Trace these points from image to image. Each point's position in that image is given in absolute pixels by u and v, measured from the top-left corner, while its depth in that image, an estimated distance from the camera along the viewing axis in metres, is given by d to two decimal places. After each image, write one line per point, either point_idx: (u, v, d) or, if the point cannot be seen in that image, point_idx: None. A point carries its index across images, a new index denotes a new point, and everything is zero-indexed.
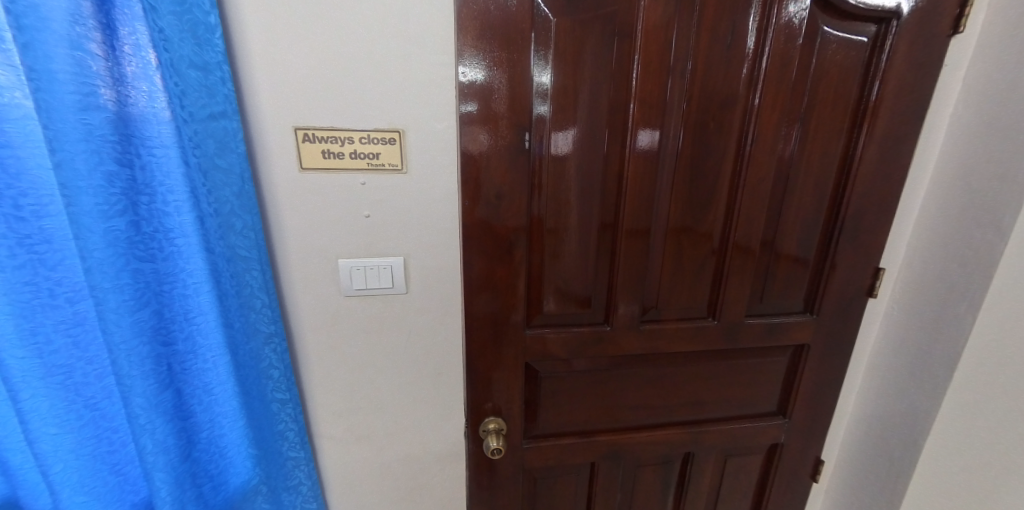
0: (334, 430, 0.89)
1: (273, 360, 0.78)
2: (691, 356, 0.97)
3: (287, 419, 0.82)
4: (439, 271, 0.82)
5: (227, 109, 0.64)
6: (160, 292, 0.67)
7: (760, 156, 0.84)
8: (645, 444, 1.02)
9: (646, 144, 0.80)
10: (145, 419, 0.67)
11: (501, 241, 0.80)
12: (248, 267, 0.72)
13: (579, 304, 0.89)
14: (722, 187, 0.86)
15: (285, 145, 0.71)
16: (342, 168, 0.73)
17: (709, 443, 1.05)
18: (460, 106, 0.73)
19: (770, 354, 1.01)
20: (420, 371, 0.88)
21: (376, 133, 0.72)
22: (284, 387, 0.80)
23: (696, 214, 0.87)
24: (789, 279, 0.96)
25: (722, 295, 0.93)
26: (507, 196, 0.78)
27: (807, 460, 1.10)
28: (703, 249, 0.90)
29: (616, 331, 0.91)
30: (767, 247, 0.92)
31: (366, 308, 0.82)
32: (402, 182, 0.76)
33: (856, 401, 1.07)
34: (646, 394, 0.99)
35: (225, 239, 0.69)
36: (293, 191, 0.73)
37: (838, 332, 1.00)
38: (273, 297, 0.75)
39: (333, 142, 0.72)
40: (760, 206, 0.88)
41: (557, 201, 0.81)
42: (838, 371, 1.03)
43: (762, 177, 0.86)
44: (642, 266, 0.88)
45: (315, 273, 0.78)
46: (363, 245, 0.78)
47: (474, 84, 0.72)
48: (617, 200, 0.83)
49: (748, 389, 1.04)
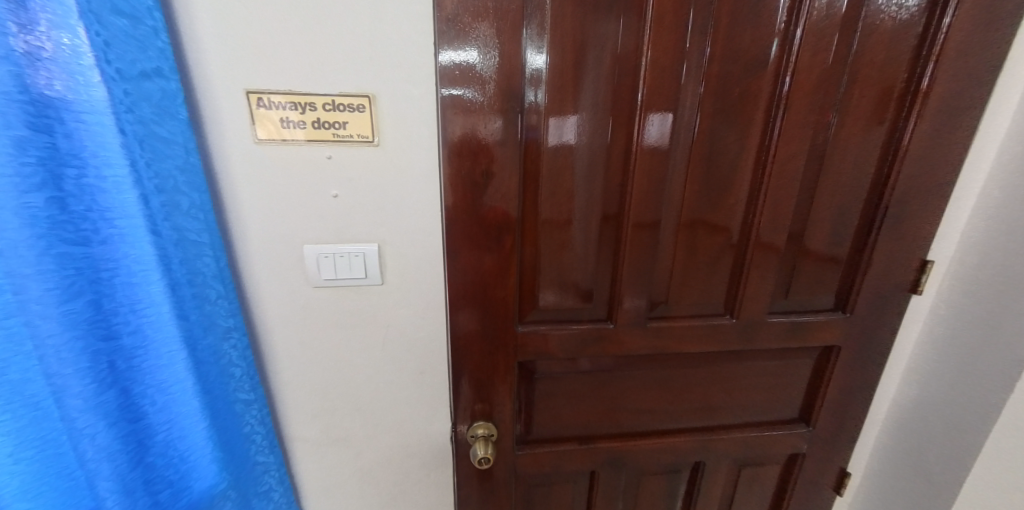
0: (308, 433, 0.81)
1: (234, 357, 0.71)
2: (704, 357, 0.87)
3: (253, 421, 0.75)
4: (419, 260, 0.73)
5: (162, 66, 0.56)
6: (96, 280, 0.58)
7: (790, 131, 0.73)
8: (651, 451, 0.93)
9: (654, 137, 0.70)
10: (83, 422, 0.59)
11: (489, 228, 0.71)
12: (200, 253, 0.64)
13: (578, 299, 0.79)
14: (746, 168, 0.75)
15: (237, 111, 0.62)
16: (306, 140, 0.64)
17: (721, 452, 0.95)
18: (445, 88, 0.63)
19: (793, 356, 0.90)
20: (400, 370, 0.79)
21: (343, 99, 0.63)
22: (248, 387, 0.73)
23: (714, 199, 0.76)
24: (818, 274, 0.84)
25: (744, 291, 0.82)
26: (496, 176, 0.68)
27: (830, 471, 1.00)
28: (719, 240, 0.79)
29: (620, 328, 0.81)
30: (794, 237, 0.81)
31: (337, 300, 0.73)
32: (374, 157, 0.66)
33: (890, 409, 0.96)
34: (652, 398, 0.89)
35: (171, 220, 0.61)
36: (250, 167, 0.64)
37: (873, 332, 0.88)
38: (230, 287, 0.68)
39: (294, 110, 0.62)
40: (790, 190, 0.76)
41: (554, 183, 0.71)
42: (871, 377, 0.92)
43: (794, 155, 0.74)
44: (651, 258, 0.78)
45: (279, 259, 0.69)
46: (332, 230, 0.69)
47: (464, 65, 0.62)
48: (623, 182, 0.73)
49: (766, 395, 0.93)
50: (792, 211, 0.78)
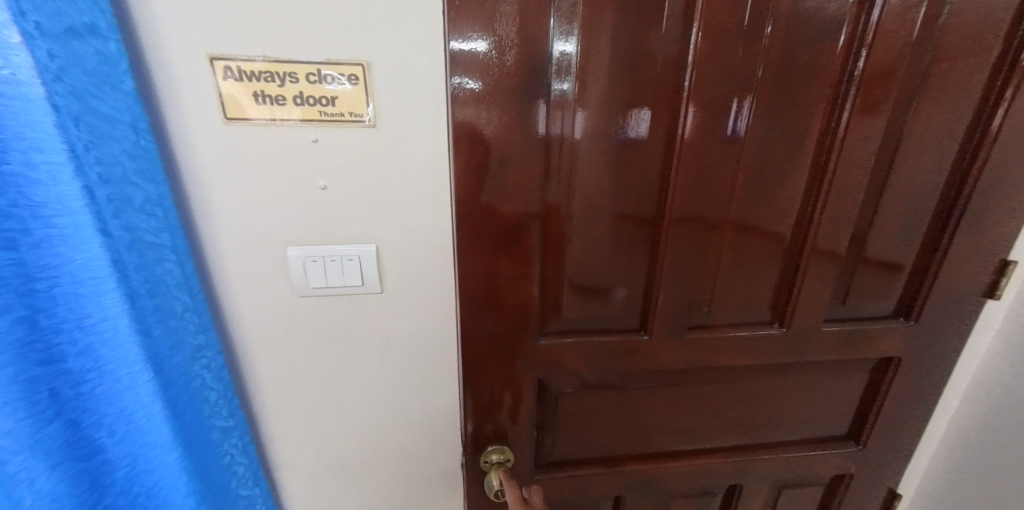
0: (298, 460, 0.71)
1: (208, 378, 0.60)
2: (747, 371, 0.76)
3: (233, 450, 0.65)
4: (424, 264, 0.62)
5: (99, 22, 0.44)
6: (27, 290, 0.44)
7: (866, 109, 0.62)
8: (682, 474, 0.82)
9: (693, 125, 0.60)
10: (18, 467, 0.45)
11: (507, 224, 0.60)
12: (160, 258, 0.53)
13: (607, 307, 0.68)
14: (807, 151, 0.64)
15: (199, 83, 0.50)
16: (286, 120, 0.52)
17: (760, 473, 0.85)
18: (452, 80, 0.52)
19: (846, 368, 0.80)
20: (402, 389, 0.69)
21: (330, 68, 0.51)
22: (226, 412, 0.63)
23: (772, 191, 0.65)
24: (882, 276, 0.73)
25: (798, 297, 0.72)
26: (516, 163, 0.57)
27: (877, 492, 0.91)
28: (771, 237, 0.68)
29: (655, 341, 0.70)
30: (859, 234, 0.70)
31: (328, 311, 0.62)
32: (369, 141, 0.54)
33: (949, 424, 0.86)
34: (688, 417, 0.78)
35: (121, 217, 0.49)
36: (219, 153, 0.53)
37: (937, 342, 0.78)
38: (199, 296, 0.58)
39: (269, 82, 0.50)
40: (859, 180, 0.66)
41: (586, 171, 0.60)
42: (931, 391, 0.82)
43: (866, 139, 0.64)
44: (694, 260, 0.67)
45: (257, 263, 0.58)
46: (320, 230, 0.57)
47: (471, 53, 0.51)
48: (663, 170, 0.63)
49: (813, 411, 0.83)
50: (858, 204, 0.67)
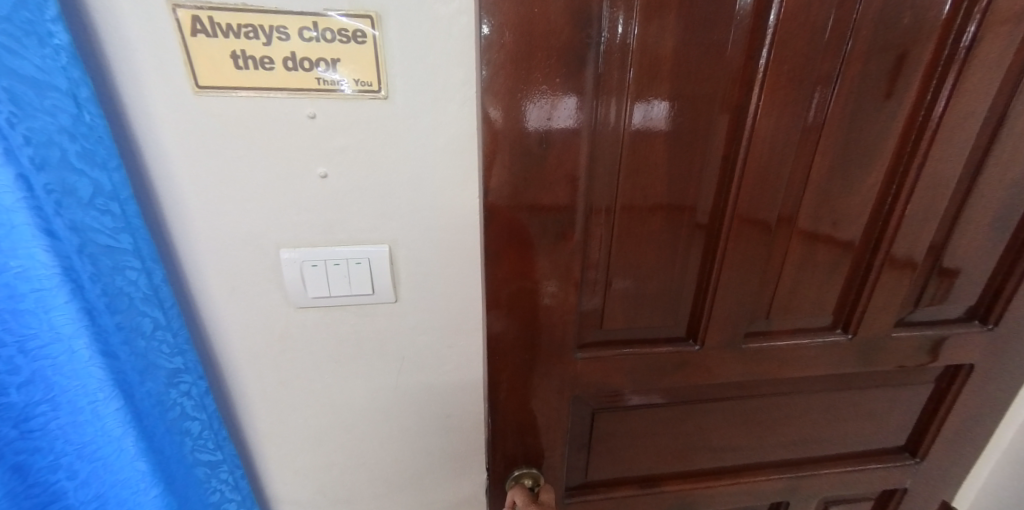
0: (299, 492, 0.62)
1: (188, 406, 0.50)
2: (807, 382, 0.67)
3: (222, 487, 0.55)
4: (446, 268, 0.52)
5: None
6: None
7: (973, 78, 0.50)
8: (728, 494, 0.73)
9: (755, 114, 0.48)
10: None
11: (545, 220, 0.49)
12: (120, 264, 0.42)
13: (656, 315, 0.58)
14: (893, 135, 0.52)
15: (159, 39, 0.38)
16: (274, 91, 0.41)
17: (811, 491, 0.77)
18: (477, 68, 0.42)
19: (913, 378, 0.71)
20: (419, 411, 0.59)
21: (330, 22, 0.40)
22: (212, 444, 0.53)
23: (849, 178, 0.54)
24: (965, 276, 0.64)
25: (868, 302, 0.61)
26: (559, 145, 0.46)
27: (932, 506, 0.84)
28: (843, 235, 0.57)
29: (709, 353, 0.60)
30: (943, 229, 0.59)
31: (330, 324, 0.52)
32: (379, 117, 0.44)
33: (1015, 433, 0.80)
34: (738, 434, 0.70)
35: (65, 215, 0.38)
36: (190, 134, 0.42)
37: (1016, 348, 0.69)
38: (172, 310, 0.47)
39: (251, 38, 0.39)
40: (953, 165, 0.54)
41: (636, 155, 0.48)
42: (1002, 400, 0.74)
43: (969, 115, 0.52)
44: (757, 262, 0.56)
45: (243, 268, 0.48)
46: (319, 228, 0.47)
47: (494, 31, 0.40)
48: (726, 155, 0.50)
49: (872, 424, 0.74)
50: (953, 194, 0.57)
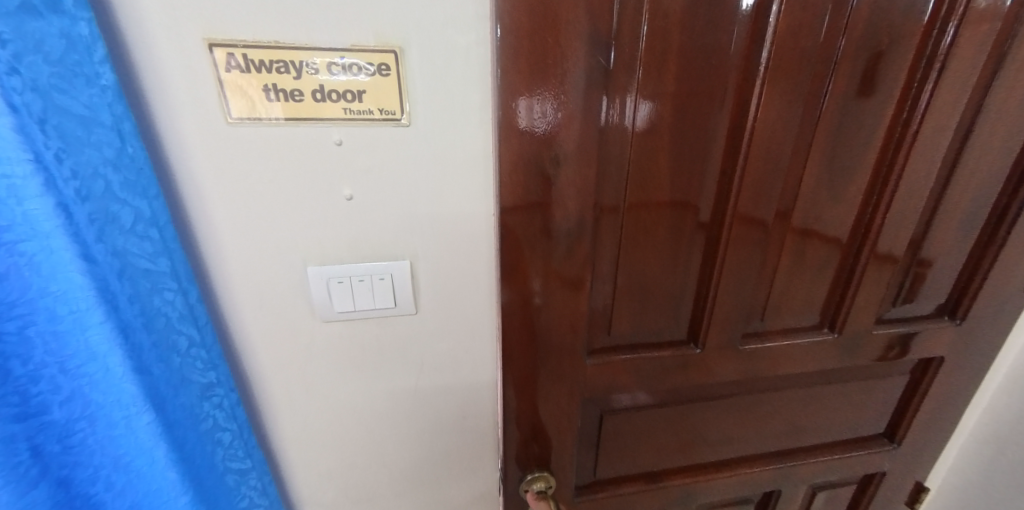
0: (321, 495, 0.65)
1: (219, 416, 0.52)
2: (796, 378, 0.72)
3: (251, 492, 0.58)
4: (464, 279, 0.55)
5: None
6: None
7: (945, 96, 0.54)
8: (724, 484, 0.78)
9: (753, 122, 0.51)
10: None
11: (558, 234, 0.52)
12: (158, 285, 0.44)
13: (659, 319, 0.62)
14: (874, 147, 0.57)
15: (195, 74, 0.40)
16: (304, 120, 0.44)
17: (800, 477, 0.83)
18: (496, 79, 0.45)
19: (891, 370, 0.77)
20: (436, 413, 0.62)
21: (357, 56, 0.42)
22: (241, 453, 0.55)
23: (832, 189, 0.58)
24: (935, 275, 0.69)
25: (851, 301, 0.67)
26: (571, 163, 0.49)
27: (908, 487, 0.90)
28: (830, 239, 0.62)
29: (705, 353, 0.65)
30: (916, 232, 0.64)
31: (353, 335, 0.54)
32: (402, 141, 0.46)
33: (980, 416, 0.87)
34: (733, 427, 0.74)
35: (106, 241, 0.40)
36: (221, 161, 0.44)
37: (980, 340, 0.76)
38: (206, 328, 0.49)
39: (283, 73, 0.41)
40: (926, 174, 0.59)
41: (641, 171, 0.52)
42: (969, 386, 0.80)
43: (939, 129, 0.56)
44: (751, 267, 0.60)
45: (271, 285, 0.50)
46: (344, 245, 0.50)
47: (512, 47, 0.43)
48: (723, 167, 0.54)
49: (854, 413, 0.80)
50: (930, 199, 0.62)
